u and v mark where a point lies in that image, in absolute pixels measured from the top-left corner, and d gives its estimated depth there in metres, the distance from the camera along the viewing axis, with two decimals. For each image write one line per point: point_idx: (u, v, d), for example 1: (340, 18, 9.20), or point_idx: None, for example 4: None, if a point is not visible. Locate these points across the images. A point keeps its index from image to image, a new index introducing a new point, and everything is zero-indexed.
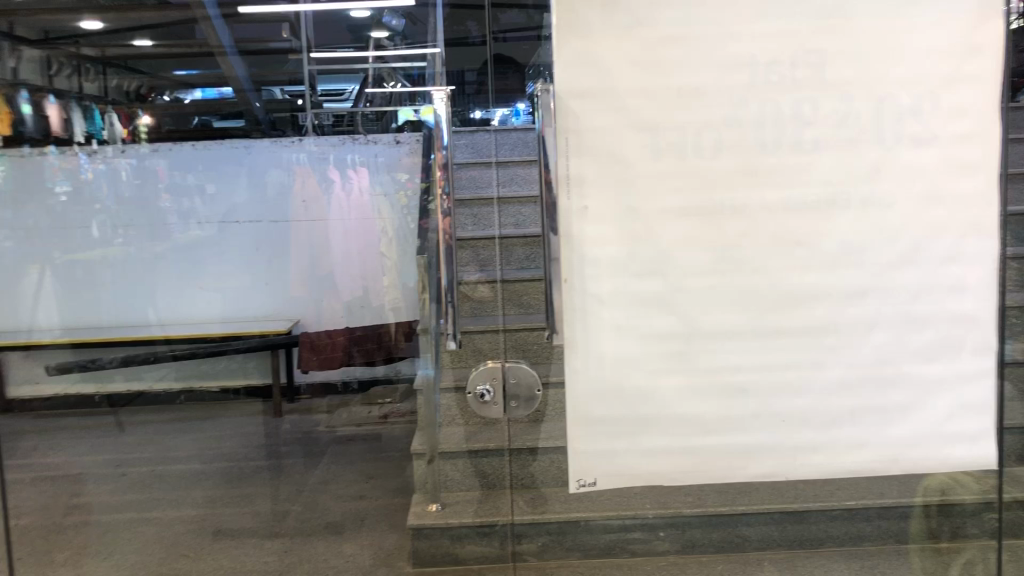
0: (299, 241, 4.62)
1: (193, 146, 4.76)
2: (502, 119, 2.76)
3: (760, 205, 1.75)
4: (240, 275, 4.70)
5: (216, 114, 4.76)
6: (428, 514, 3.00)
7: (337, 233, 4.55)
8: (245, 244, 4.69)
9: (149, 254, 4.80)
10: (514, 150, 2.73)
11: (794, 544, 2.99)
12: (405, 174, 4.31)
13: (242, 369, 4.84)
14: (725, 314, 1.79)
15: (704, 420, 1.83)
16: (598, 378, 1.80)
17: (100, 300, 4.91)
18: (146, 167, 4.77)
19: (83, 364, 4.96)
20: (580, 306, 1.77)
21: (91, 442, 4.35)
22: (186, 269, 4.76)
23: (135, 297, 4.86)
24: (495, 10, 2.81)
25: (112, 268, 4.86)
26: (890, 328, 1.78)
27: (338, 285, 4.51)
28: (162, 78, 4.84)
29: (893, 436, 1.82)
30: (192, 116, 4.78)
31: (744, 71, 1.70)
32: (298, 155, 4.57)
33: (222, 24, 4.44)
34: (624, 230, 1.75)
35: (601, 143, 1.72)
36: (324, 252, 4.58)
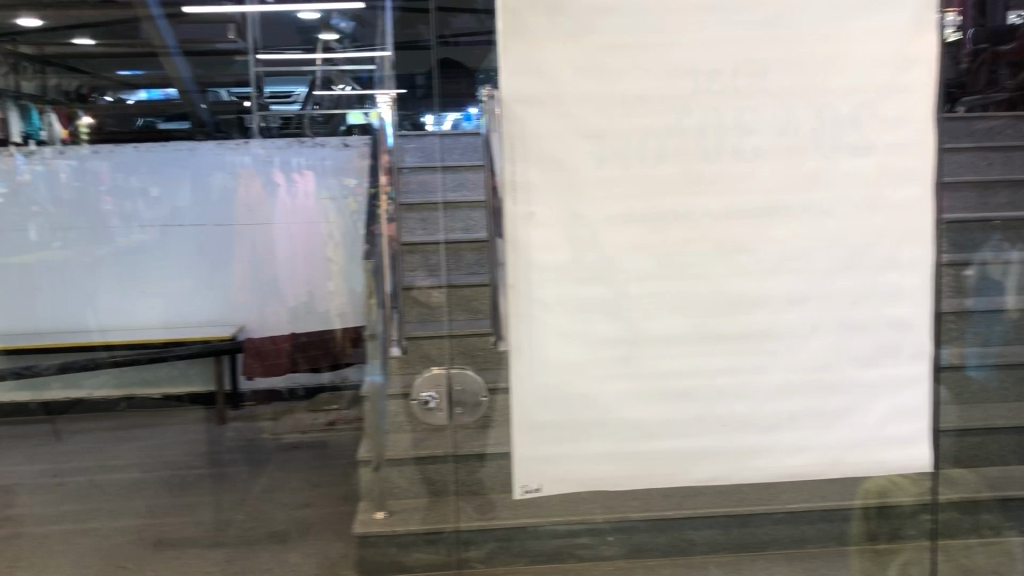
0: (243, 245, 4.55)
1: (133, 146, 4.57)
2: (454, 124, 2.79)
3: (703, 212, 1.76)
4: (183, 279, 4.62)
5: (160, 116, 4.56)
6: (374, 521, 2.95)
7: (282, 237, 4.46)
8: (188, 248, 4.62)
9: (89, 260, 4.65)
10: (460, 155, 2.73)
11: (740, 548, 3.02)
12: (352, 179, 4.30)
13: (186, 376, 4.71)
14: (670, 321, 1.80)
15: (648, 426, 1.84)
16: (543, 384, 1.80)
17: (37, 308, 4.70)
18: (86, 168, 4.57)
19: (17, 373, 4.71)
20: (525, 311, 1.77)
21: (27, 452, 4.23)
22: (128, 275, 4.64)
23: (74, 304, 4.68)
24: (448, 15, 2.75)
25: (49, 271, 4.65)
26: (830, 334, 1.81)
27: (283, 290, 4.48)
28: (103, 78, 4.55)
29: (833, 440, 1.85)
30: (135, 117, 4.56)
31: (688, 79, 1.72)
32: (244, 158, 4.51)
33: (166, 24, 4.28)
34: (570, 236, 1.76)
35: (546, 149, 1.72)
36: (269, 256, 4.51)
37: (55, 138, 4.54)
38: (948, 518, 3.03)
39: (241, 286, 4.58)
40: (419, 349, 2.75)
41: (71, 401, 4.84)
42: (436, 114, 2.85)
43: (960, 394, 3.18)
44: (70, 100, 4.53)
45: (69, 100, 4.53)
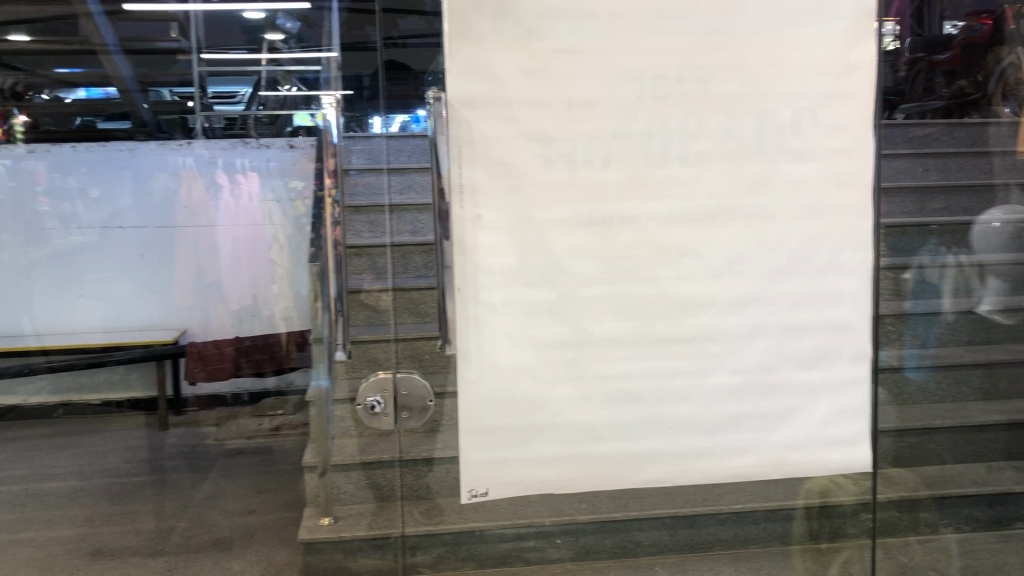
0: (185, 247, 4.44)
1: (71, 146, 4.52)
2: (402, 126, 2.78)
3: (649, 215, 1.77)
4: (122, 282, 4.47)
5: (100, 115, 4.54)
6: (319, 528, 2.94)
7: (225, 239, 4.43)
8: (128, 249, 4.47)
9: (27, 264, 4.54)
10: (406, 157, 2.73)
11: (685, 548, 3.09)
12: (298, 181, 4.28)
13: (127, 381, 4.57)
14: (616, 323, 1.81)
15: (595, 429, 1.84)
16: (490, 388, 1.79)
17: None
18: (23, 168, 4.53)
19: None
20: (472, 315, 1.76)
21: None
22: (65, 278, 4.52)
23: (11, 308, 4.57)
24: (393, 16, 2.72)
25: None
26: (772, 336, 1.83)
27: (225, 292, 4.44)
28: (39, 75, 4.56)
29: (775, 441, 1.87)
30: (73, 116, 4.55)
31: (633, 83, 1.73)
32: (186, 159, 4.44)
33: (104, 21, 4.23)
34: (517, 239, 1.75)
35: (493, 151, 1.71)
36: (211, 259, 4.42)
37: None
38: (887, 516, 3.09)
39: (183, 289, 4.46)
40: (365, 353, 2.57)
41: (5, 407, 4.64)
42: (384, 116, 2.83)
43: (896, 395, 3.26)
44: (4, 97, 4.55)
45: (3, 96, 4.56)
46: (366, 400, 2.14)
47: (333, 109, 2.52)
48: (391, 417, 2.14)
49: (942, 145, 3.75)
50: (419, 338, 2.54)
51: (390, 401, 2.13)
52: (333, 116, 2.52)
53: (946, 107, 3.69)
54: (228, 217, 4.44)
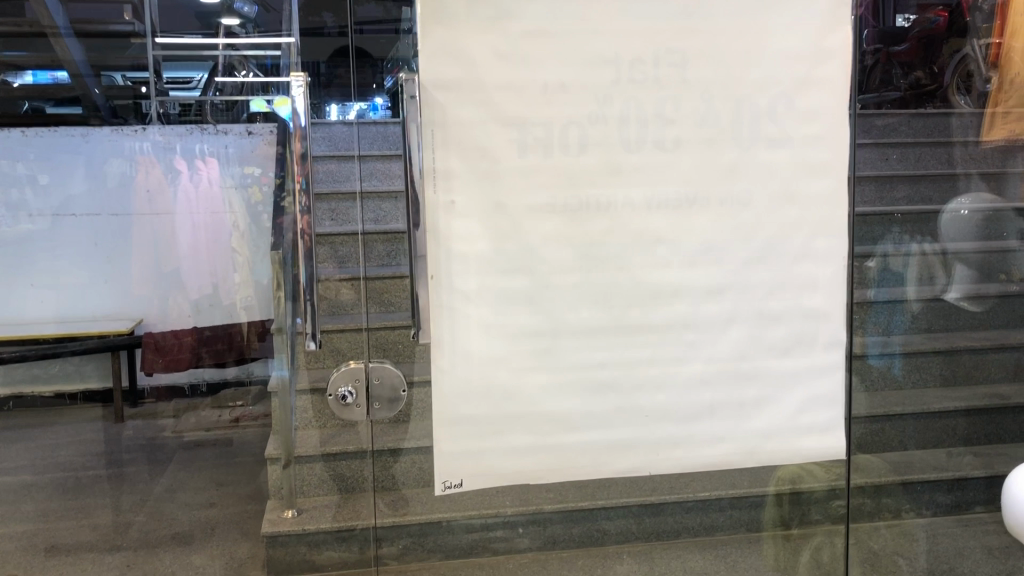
0: (141, 236, 4.33)
1: (21, 132, 4.36)
2: (360, 113, 2.63)
3: (625, 201, 1.75)
4: (73, 271, 4.33)
5: (49, 99, 4.41)
6: (283, 520, 2.92)
7: (184, 228, 4.35)
8: (79, 238, 4.32)
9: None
10: (380, 142, 2.54)
11: (650, 536, 3.11)
12: (255, 168, 4.24)
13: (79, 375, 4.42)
14: (591, 311, 1.78)
15: (569, 419, 1.80)
16: (464, 378, 1.74)
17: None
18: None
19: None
20: (446, 303, 1.71)
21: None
22: (13, 266, 4.33)
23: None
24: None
25: None
26: (747, 324, 1.82)
27: (184, 281, 4.32)
28: None
29: (750, 430, 1.86)
30: (20, 101, 4.36)
31: (609, 68, 1.70)
32: (142, 144, 4.29)
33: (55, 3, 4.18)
34: (490, 226, 1.71)
35: (466, 136, 1.67)
36: (168, 247, 4.34)
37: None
38: (857, 502, 3.06)
39: (138, 278, 4.37)
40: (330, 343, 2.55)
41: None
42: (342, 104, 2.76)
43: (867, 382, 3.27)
44: None
45: None
46: (338, 389, 2.08)
47: (301, 97, 2.37)
48: (362, 408, 2.09)
49: (913, 134, 3.94)
50: (384, 329, 2.43)
51: (362, 391, 2.06)
52: (301, 100, 2.37)
53: (903, 97, 3.74)
54: (185, 204, 4.35)
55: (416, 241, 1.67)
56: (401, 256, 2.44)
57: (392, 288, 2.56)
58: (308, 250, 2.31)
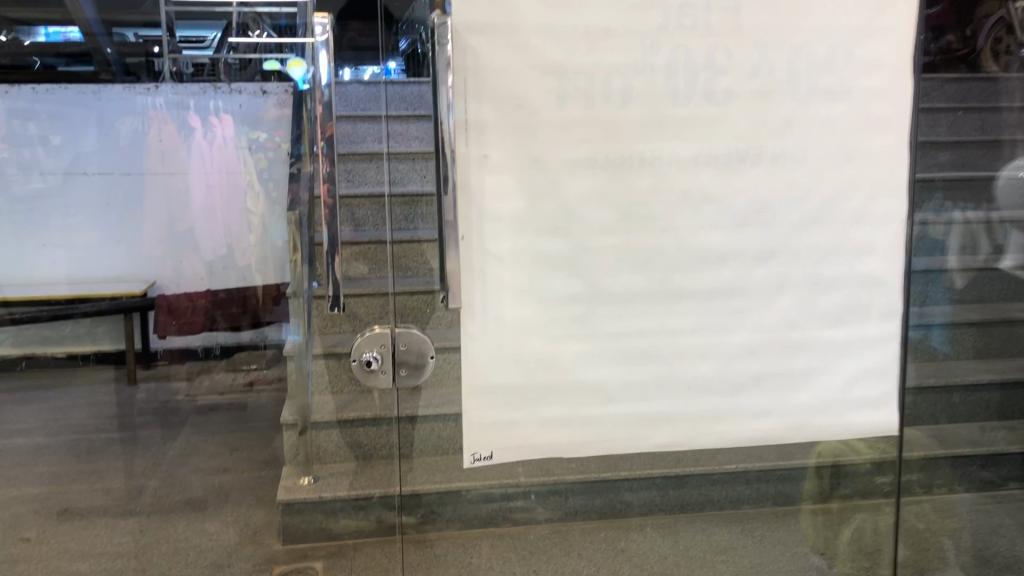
0: (154, 195, 4.24)
1: (31, 87, 4.16)
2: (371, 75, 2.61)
3: (671, 157, 1.63)
4: (88, 230, 4.25)
5: (61, 58, 4.23)
6: (299, 488, 2.82)
7: (197, 187, 4.23)
8: (92, 198, 4.22)
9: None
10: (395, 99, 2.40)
11: (675, 509, 2.98)
12: (263, 133, 4.16)
13: (96, 334, 4.33)
14: (632, 277, 1.66)
15: (606, 389, 1.70)
16: (496, 346, 1.64)
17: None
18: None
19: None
20: (478, 266, 1.61)
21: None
22: (25, 227, 4.21)
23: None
24: None
25: None
26: (797, 292, 1.70)
27: (198, 242, 4.27)
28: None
29: (798, 404, 1.75)
30: (29, 56, 4.20)
31: (656, 12, 1.57)
32: (154, 99, 4.20)
33: None
34: (525, 183, 1.60)
35: (501, 84, 1.55)
36: (183, 205, 4.25)
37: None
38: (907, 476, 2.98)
39: (149, 237, 4.26)
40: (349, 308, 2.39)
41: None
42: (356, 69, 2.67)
43: (921, 353, 3.11)
44: None
45: None
46: (363, 355, 2.01)
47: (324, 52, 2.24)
48: (388, 375, 2.03)
49: (978, 99, 3.80)
50: (405, 293, 2.23)
51: (388, 357, 1.99)
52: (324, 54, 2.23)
53: (969, 58, 3.59)
54: (199, 163, 4.20)
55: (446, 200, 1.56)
56: (417, 219, 2.32)
57: (409, 252, 2.35)
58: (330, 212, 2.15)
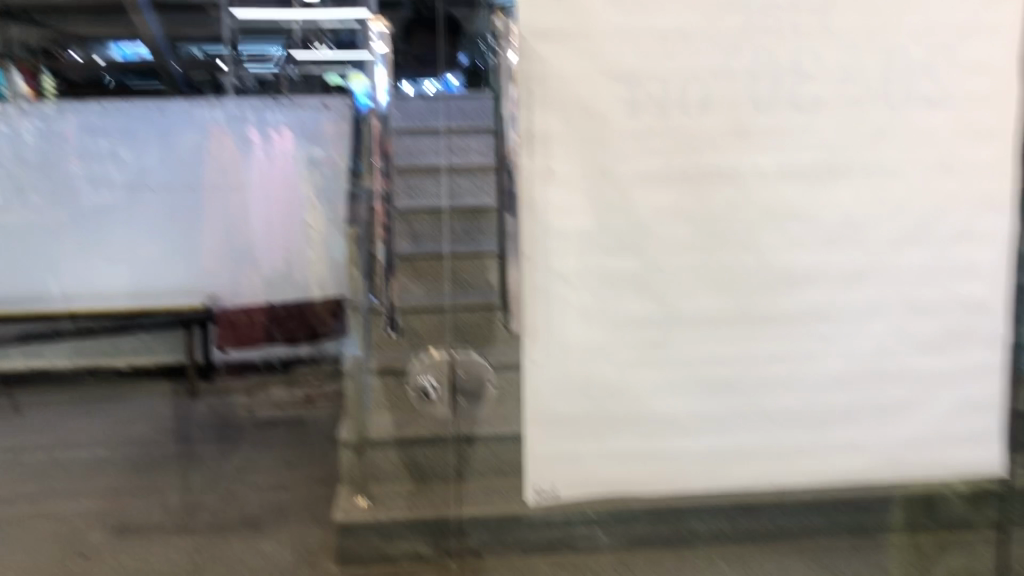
0: (214, 211, 3.90)
1: (98, 102, 3.74)
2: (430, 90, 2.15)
3: (754, 169, 1.50)
4: (156, 249, 3.96)
5: None
6: (355, 509, 2.33)
7: (257, 199, 3.74)
8: (156, 214, 3.93)
9: (51, 222, 3.88)
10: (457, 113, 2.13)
11: (745, 539, 2.26)
12: (314, 151, 3.50)
13: (135, 351, 3.84)
14: (711, 300, 1.54)
15: (681, 421, 1.57)
16: (561, 372, 1.54)
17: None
18: (54, 128, 3.72)
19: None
20: (542, 286, 1.51)
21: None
22: (90, 239, 3.93)
23: (34, 269, 3.90)
24: None
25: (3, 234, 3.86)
26: (891, 316, 1.56)
27: (257, 257, 3.81)
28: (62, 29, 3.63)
29: (892, 439, 1.61)
30: None
31: (737, 14, 1.47)
32: (213, 112, 3.73)
33: None
34: (595, 198, 1.50)
35: (570, 92, 1.47)
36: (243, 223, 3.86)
37: (20, 95, 3.55)
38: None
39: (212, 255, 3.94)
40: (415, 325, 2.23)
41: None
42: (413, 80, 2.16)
43: None
44: None
45: None
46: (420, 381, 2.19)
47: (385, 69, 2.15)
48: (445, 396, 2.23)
49: None
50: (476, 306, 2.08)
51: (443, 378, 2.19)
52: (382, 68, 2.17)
53: None
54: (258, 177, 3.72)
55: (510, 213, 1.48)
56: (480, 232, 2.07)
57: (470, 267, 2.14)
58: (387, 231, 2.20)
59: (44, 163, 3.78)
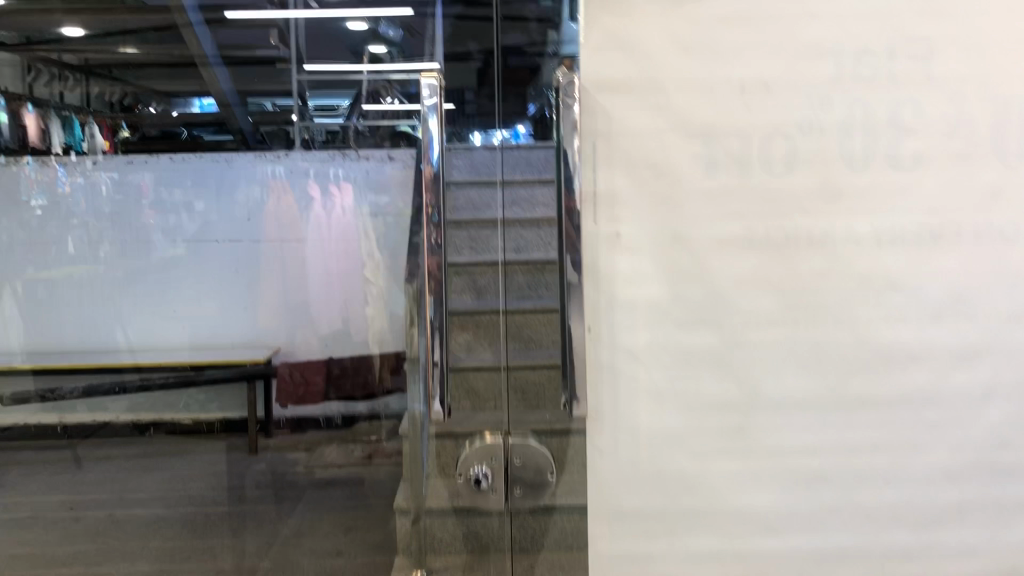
0: (272, 267, 3.37)
1: (168, 158, 3.43)
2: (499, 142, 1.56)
3: (847, 234, 1.34)
4: (218, 303, 3.58)
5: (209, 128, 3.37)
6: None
7: (312, 259, 3.18)
8: (223, 270, 3.52)
9: (121, 270, 3.64)
10: (515, 166, 1.55)
11: None
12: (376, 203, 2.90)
13: (204, 402, 3.63)
14: (800, 381, 1.36)
15: (766, 517, 1.38)
16: (630, 461, 1.37)
17: (64, 324, 3.71)
18: (131, 180, 3.47)
19: (39, 394, 3.76)
20: (608, 364, 1.35)
21: (30, 464, 3.83)
22: (158, 295, 3.65)
23: (107, 319, 3.74)
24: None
25: (79, 289, 3.69)
26: (1008, 400, 1.37)
27: (315, 316, 3.19)
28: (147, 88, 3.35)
29: (1009, 541, 1.41)
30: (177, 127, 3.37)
31: (827, 62, 1.32)
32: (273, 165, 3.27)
33: (205, 33, 3.05)
34: (667, 267, 1.34)
35: (639, 149, 1.32)
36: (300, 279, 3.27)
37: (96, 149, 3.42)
38: None
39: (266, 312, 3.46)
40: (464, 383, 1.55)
41: (60, 424, 3.90)
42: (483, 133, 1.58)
43: None
44: (115, 112, 3.36)
45: (115, 112, 3.36)
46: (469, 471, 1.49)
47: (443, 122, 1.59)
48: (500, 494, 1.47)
49: None
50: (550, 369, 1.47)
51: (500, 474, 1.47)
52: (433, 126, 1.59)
53: None
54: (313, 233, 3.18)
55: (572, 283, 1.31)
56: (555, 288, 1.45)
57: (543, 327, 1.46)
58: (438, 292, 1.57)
59: (119, 211, 3.52)
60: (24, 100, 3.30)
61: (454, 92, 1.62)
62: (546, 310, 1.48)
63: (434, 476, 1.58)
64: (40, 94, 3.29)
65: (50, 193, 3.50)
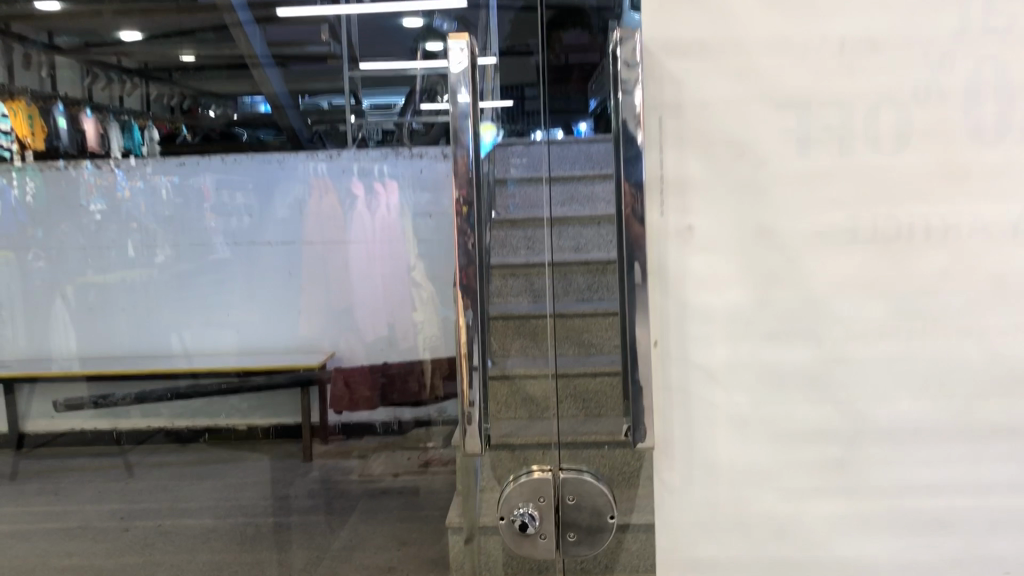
0: (316, 271, 3.26)
1: (221, 159, 3.34)
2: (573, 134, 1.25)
3: (975, 224, 1.10)
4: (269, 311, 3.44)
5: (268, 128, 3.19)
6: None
7: (357, 259, 3.01)
8: (277, 270, 3.39)
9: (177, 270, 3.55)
10: (574, 164, 1.24)
11: None
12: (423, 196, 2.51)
13: (250, 410, 3.35)
14: (917, 405, 1.12)
15: (875, 568, 1.16)
16: (708, 501, 1.15)
17: (119, 329, 3.62)
18: (191, 183, 3.41)
19: (93, 402, 3.57)
20: (679, 385, 1.13)
21: (82, 473, 3.48)
22: (209, 297, 3.53)
23: (162, 322, 3.59)
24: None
25: (132, 292, 3.62)
26: None
27: (359, 324, 3.02)
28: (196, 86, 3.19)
29: None
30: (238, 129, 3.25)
31: (949, 13, 1.08)
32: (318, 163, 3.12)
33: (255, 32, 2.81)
34: (752, 266, 1.11)
35: (716, 126, 1.09)
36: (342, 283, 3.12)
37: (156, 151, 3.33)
38: None
39: (308, 319, 3.32)
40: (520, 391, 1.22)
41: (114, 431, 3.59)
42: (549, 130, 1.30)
43: None
44: (174, 113, 3.30)
45: (173, 113, 3.31)
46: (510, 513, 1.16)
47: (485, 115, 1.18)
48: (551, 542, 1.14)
49: None
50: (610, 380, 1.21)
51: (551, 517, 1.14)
52: (466, 118, 1.09)
53: None
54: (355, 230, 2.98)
55: (636, 289, 1.08)
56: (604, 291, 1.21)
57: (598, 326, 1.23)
58: (474, 306, 1.10)
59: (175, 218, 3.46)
60: (82, 105, 3.25)
61: (513, 88, 1.29)
62: (605, 315, 1.22)
63: (485, 489, 1.23)
64: (101, 98, 3.21)
65: (111, 200, 3.48)
